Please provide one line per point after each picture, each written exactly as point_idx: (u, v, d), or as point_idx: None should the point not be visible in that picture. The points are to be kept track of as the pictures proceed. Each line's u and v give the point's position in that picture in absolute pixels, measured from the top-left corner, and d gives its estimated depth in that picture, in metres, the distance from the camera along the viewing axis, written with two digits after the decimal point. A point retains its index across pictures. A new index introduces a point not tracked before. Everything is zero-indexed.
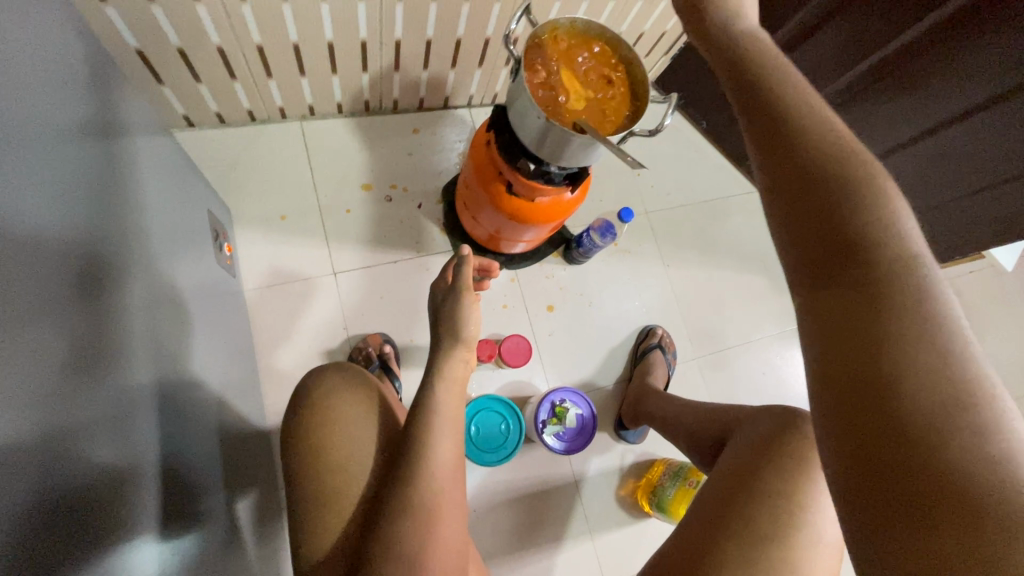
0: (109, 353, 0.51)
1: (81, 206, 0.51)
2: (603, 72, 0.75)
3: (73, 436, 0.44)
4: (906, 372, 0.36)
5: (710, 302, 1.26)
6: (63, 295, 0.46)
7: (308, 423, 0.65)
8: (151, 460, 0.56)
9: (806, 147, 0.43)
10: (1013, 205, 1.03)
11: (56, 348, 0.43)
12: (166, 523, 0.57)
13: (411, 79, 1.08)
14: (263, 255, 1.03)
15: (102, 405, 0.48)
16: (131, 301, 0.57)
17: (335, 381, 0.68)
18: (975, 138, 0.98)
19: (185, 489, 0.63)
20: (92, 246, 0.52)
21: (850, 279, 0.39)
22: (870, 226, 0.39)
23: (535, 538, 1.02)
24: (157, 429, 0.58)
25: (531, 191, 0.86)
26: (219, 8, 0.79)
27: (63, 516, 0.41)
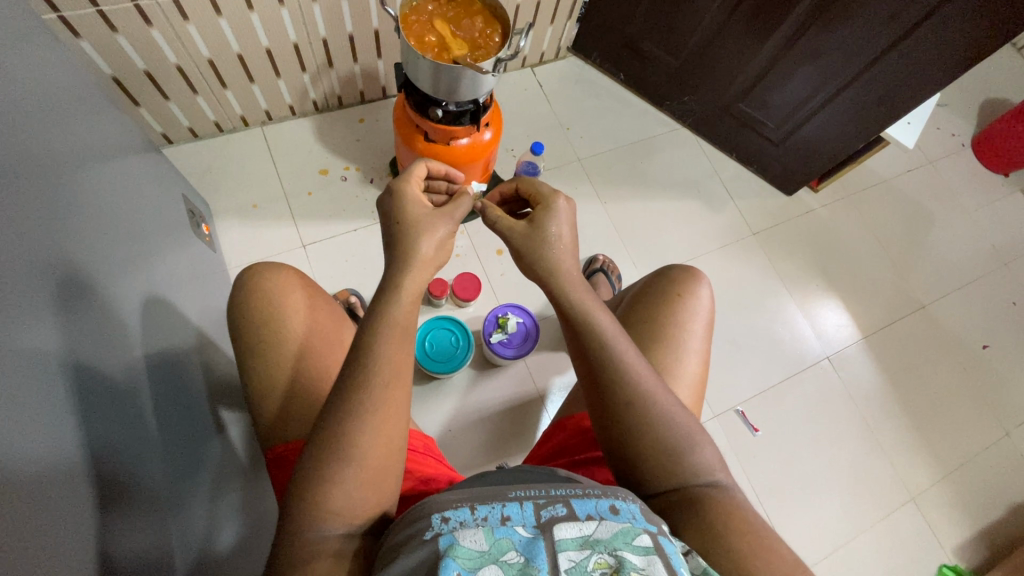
0: (73, 281, 0.64)
1: (53, 174, 0.67)
2: (472, 17, 0.89)
3: (44, 349, 0.55)
4: (665, 435, 0.61)
5: (647, 229, 1.41)
6: (25, 231, 0.59)
7: (244, 307, 0.75)
8: (125, 377, 0.69)
9: (580, 324, 0.65)
10: (890, 81, 1.13)
11: (21, 273, 0.56)
12: (147, 416, 0.72)
13: (346, 73, 1.25)
14: (241, 238, 1.20)
15: (63, 327, 0.60)
16: (99, 250, 0.73)
17: (274, 276, 0.77)
18: (846, 19, 1.09)
19: (163, 399, 0.78)
20: (60, 203, 0.67)
21: (638, 417, 0.61)
22: (630, 380, 0.62)
23: (507, 448, 1.14)
24: (132, 352, 0.73)
25: (444, 135, 1.00)
26: (170, 31, 0.97)
27: (47, 412, 0.53)
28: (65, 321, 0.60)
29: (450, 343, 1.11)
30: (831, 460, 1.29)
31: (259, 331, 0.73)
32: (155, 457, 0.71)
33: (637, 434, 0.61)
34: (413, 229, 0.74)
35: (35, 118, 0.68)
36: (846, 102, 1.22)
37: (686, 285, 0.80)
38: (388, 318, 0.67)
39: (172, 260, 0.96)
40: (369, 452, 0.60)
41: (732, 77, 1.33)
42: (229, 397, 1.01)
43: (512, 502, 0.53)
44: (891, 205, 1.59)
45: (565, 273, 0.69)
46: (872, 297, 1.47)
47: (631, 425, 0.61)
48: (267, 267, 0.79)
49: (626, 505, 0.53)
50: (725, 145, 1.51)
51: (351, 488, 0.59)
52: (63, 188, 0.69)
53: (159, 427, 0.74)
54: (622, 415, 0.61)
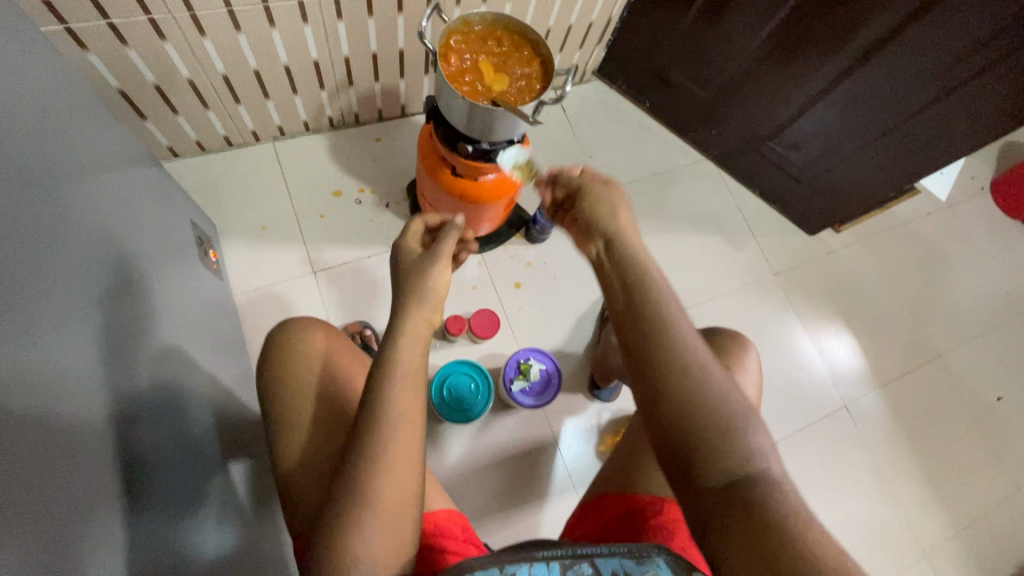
0: (70, 342, 0.57)
1: (55, 217, 0.61)
2: (514, 53, 0.83)
3: (64, 394, 0.53)
4: (726, 433, 0.52)
5: (668, 266, 1.37)
6: (50, 280, 0.56)
7: (275, 362, 0.70)
8: (126, 439, 0.62)
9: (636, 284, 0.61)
10: (927, 133, 1.10)
11: (43, 324, 0.53)
12: (158, 463, 0.68)
13: (366, 91, 1.19)
14: (248, 262, 1.14)
15: (58, 398, 0.52)
16: (104, 292, 0.66)
17: (303, 331, 0.73)
18: (887, 71, 1.05)
19: (174, 449, 0.73)
20: (60, 250, 0.60)
21: (691, 400, 0.54)
22: (686, 355, 0.56)
23: (521, 495, 1.09)
24: (136, 405, 0.66)
25: (472, 170, 0.95)
26: (184, 44, 0.91)
27: (65, 462, 0.51)
28: (54, 391, 0.52)
29: (468, 388, 1.07)
30: (844, 513, 1.26)
31: (287, 394, 0.68)
32: (164, 510, 0.66)
33: (690, 408, 0.53)
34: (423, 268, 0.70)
35: (37, 150, 0.61)
36: (881, 149, 1.19)
37: (734, 353, 0.76)
38: (396, 359, 0.62)
39: (178, 292, 0.89)
40: (384, 502, 0.55)
41: (762, 115, 1.29)
42: (234, 437, 0.95)
43: (539, 563, 0.50)
44: (911, 248, 1.57)
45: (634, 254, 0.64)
46: (888, 343, 1.45)
47: (695, 423, 0.53)
48: (300, 320, 0.75)
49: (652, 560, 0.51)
50: (748, 181, 1.47)
51: (370, 536, 0.54)
52: (67, 230, 0.62)
53: (172, 470, 0.71)
54: (674, 384, 0.54)
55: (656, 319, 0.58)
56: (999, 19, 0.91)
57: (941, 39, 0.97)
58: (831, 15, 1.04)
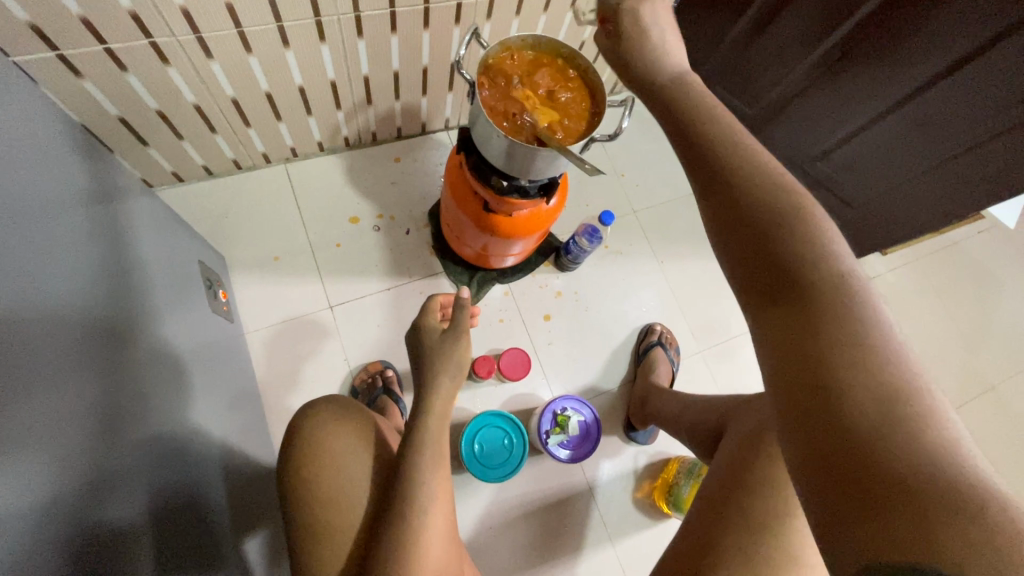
0: (86, 416, 0.53)
1: (38, 290, 0.52)
2: (559, 83, 0.74)
3: (77, 475, 0.50)
4: (807, 275, 0.41)
5: (707, 293, 1.28)
6: (50, 358, 0.51)
7: (299, 459, 0.62)
8: (117, 560, 0.53)
9: (686, 112, 0.50)
10: (996, 167, 0.96)
11: (44, 414, 0.48)
12: (173, 527, 0.63)
13: (386, 110, 1.10)
14: (260, 297, 1.06)
15: (70, 475, 0.49)
16: (98, 370, 0.57)
17: (330, 424, 0.65)
18: (950, 100, 0.95)
19: (185, 529, 0.66)
20: (40, 333, 0.51)
21: (761, 237, 0.44)
22: (752, 181, 0.45)
23: (554, 550, 1.01)
24: (138, 503, 0.58)
25: (505, 206, 0.86)
26: (189, 69, 0.82)
27: (74, 550, 0.48)
28: (13, 543, 0.42)
29: (501, 445, 0.99)
30: None
31: (317, 501, 0.61)
32: None
33: (763, 240, 0.43)
34: (446, 347, 0.70)
35: (21, 216, 0.53)
36: (950, 172, 1.03)
37: None
38: (424, 455, 0.61)
39: (188, 345, 0.81)
40: None
41: (814, 133, 1.19)
42: (248, 496, 0.87)
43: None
44: (960, 270, 1.47)
45: (729, 122, 0.49)
46: (939, 374, 1.36)
47: (818, 336, 0.38)
48: (323, 407, 0.67)
49: None
50: None
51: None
52: (48, 305, 0.53)
53: (187, 535, 0.66)
54: (740, 206, 0.45)
55: (714, 144, 0.47)
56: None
57: (1017, 71, 0.85)
58: (895, 32, 0.94)
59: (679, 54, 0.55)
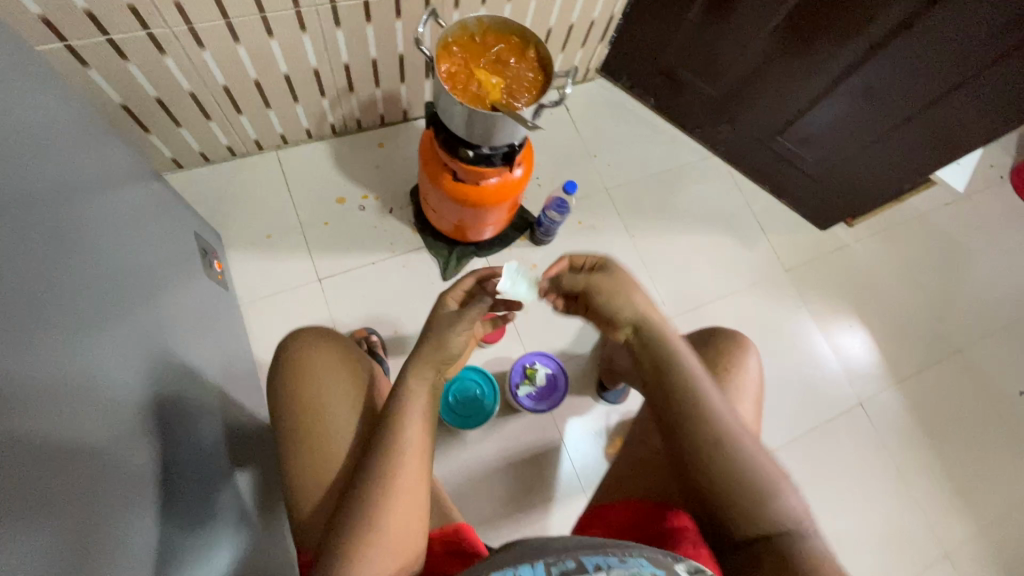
0: (93, 341, 0.61)
1: (50, 231, 0.60)
2: (512, 58, 0.82)
3: (85, 382, 0.56)
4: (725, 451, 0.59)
5: (677, 264, 1.35)
6: (66, 286, 0.59)
7: (287, 374, 0.72)
8: (118, 463, 0.58)
9: (671, 374, 0.64)
10: (936, 128, 1.07)
11: (59, 328, 0.55)
12: (172, 453, 0.70)
13: (367, 97, 1.18)
14: (254, 271, 1.14)
15: (80, 382, 0.56)
16: (99, 310, 0.64)
17: (322, 352, 0.73)
18: (895, 65, 1.03)
19: (182, 459, 0.74)
20: (49, 263, 0.57)
21: (697, 432, 0.60)
22: (696, 408, 0.61)
23: (529, 500, 1.08)
24: (142, 426, 0.65)
25: (473, 175, 0.94)
26: (184, 58, 0.91)
27: (83, 442, 0.54)
28: (37, 420, 0.49)
29: (473, 393, 1.07)
30: (864, 514, 1.23)
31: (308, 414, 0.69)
32: (173, 505, 0.68)
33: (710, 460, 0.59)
34: (452, 327, 0.73)
35: (43, 171, 0.62)
36: (897, 141, 1.14)
37: (735, 355, 0.75)
38: (405, 413, 0.67)
39: (184, 306, 0.89)
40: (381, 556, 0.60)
41: (774, 109, 1.26)
42: (241, 447, 0.95)
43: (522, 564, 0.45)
44: (929, 241, 1.52)
45: (687, 367, 0.64)
46: (907, 340, 1.41)
47: (739, 496, 0.57)
48: (308, 334, 0.76)
49: (637, 557, 0.48)
50: (759, 176, 1.43)
51: (374, 559, 0.59)
52: (54, 244, 0.59)
53: (184, 465, 0.73)
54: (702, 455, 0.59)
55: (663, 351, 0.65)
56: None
57: (949, 36, 0.94)
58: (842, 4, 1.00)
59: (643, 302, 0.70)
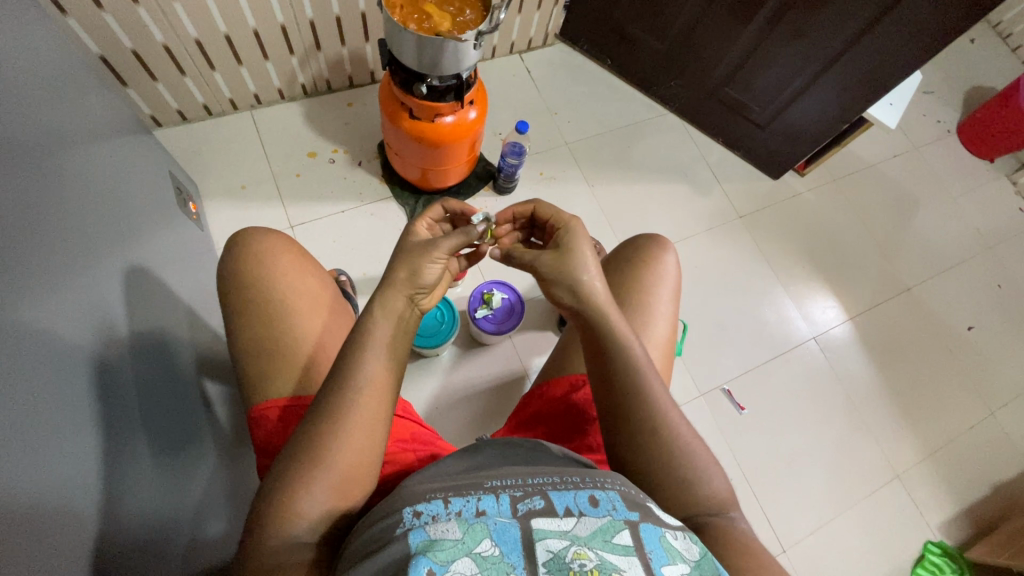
0: (66, 233, 0.67)
1: (27, 129, 0.66)
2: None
3: (60, 259, 0.64)
4: (656, 416, 0.61)
5: (635, 212, 1.42)
6: (41, 180, 0.66)
7: (234, 261, 0.77)
8: (88, 334, 0.66)
9: (611, 357, 0.65)
10: (863, 64, 1.15)
11: (38, 211, 0.63)
12: (139, 350, 0.77)
13: (334, 56, 1.26)
14: (228, 219, 1.21)
15: (55, 259, 0.63)
16: (63, 207, 0.68)
17: (265, 239, 0.80)
18: (821, 4, 1.11)
19: (153, 359, 0.80)
20: (27, 154, 0.64)
21: (632, 399, 0.62)
22: (634, 379, 0.63)
23: (493, 426, 1.14)
24: (98, 323, 0.69)
25: (427, 111, 1.02)
26: (157, 9, 0.98)
27: (59, 306, 0.61)
28: (30, 274, 0.57)
29: (434, 319, 1.12)
30: (816, 439, 1.29)
31: (252, 287, 0.75)
32: (143, 390, 0.75)
33: (644, 433, 0.60)
34: (422, 254, 0.70)
35: (23, 83, 0.69)
36: (829, 81, 1.22)
37: (654, 253, 0.83)
38: (370, 344, 0.63)
39: (158, 236, 0.96)
40: (339, 463, 0.57)
41: (718, 59, 1.34)
42: (216, 370, 1.01)
43: (488, 495, 0.51)
44: (879, 189, 1.60)
45: (627, 343, 0.65)
46: (858, 280, 1.48)
47: (670, 460, 0.59)
48: (255, 232, 0.81)
49: (607, 494, 0.51)
50: (712, 130, 1.52)
51: (318, 494, 0.55)
52: (23, 138, 0.64)
53: (154, 364, 0.80)
54: (632, 422, 0.61)
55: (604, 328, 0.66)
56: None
57: None
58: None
59: (596, 281, 0.70)
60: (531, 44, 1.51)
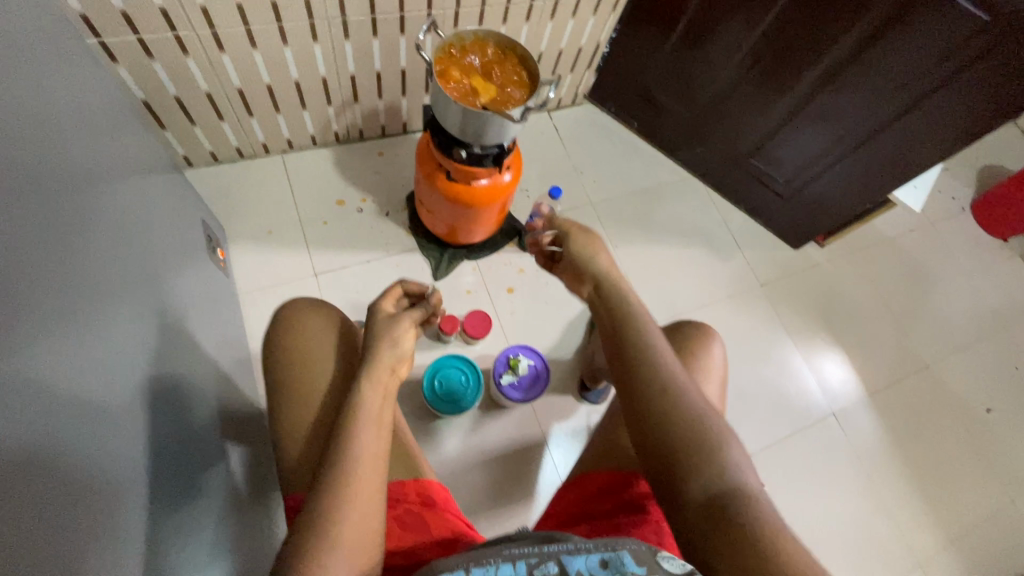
0: (110, 295, 0.66)
1: (83, 189, 0.66)
2: (505, 70, 0.92)
3: (102, 325, 0.62)
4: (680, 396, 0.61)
5: (657, 275, 1.42)
6: (92, 242, 0.65)
7: (283, 332, 0.73)
8: (126, 402, 0.64)
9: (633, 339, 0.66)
10: (894, 148, 1.16)
11: (85, 277, 0.61)
12: (170, 412, 0.75)
13: (370, 108, 1.27)
14: (253, 263, 1.20)
15: (100, 325, 0.61)
16: (105, 268, 0.67)
17: (314, 313, 0.76)
18: (852, 90, 1.13)
19: (181, 420, 0.77)
20: (82, 215, 0.64)
21: (653, 377, 0.63)
22: (655, 362, 0.64)
23: (511, 494, 1.10)
24: (135, 388, 0.67)
25: (465, 175, 1.02)
26: (205, 60, 1.00)
27: (99, 377, 0.59)
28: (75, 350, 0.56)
29: (459, 383, 1.10)
30: (836, 522, 1.26)
31: (298, 368, 0.71)
32: (171, 456, 0.72)
33: (672, 408, 0.60)
34: (391, 329, 0.70)
35: (78, 141, 0.69)
36: (855, 163, 1.25)
37: (701, 342, 0.81)
38: (359, 416, 0.61)
39: (187, 283, 0.94)
40: (344, 539, 0.53)
41: (747, 131, 1.36)
42: (235, 426, 0.98)
43: (505, 563, 0.49)
44: (896, 262, 1.61)
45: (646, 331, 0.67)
46: (877, 355, 1.47)
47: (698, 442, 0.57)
48: (305, 303, 0.77)
49: (620, 556, 0.49)
50: (735, 197, 1.53)
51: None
52: (71, 197, 0.63)
53: (182, 421, 0.77)
54: (661, 399, 0.60)
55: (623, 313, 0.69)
56: (972, 22, 0.94)
57: (893, 64, 1.05)
58: (809, 31, 1.11)
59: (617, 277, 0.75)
60: (560, 103, 1.53)
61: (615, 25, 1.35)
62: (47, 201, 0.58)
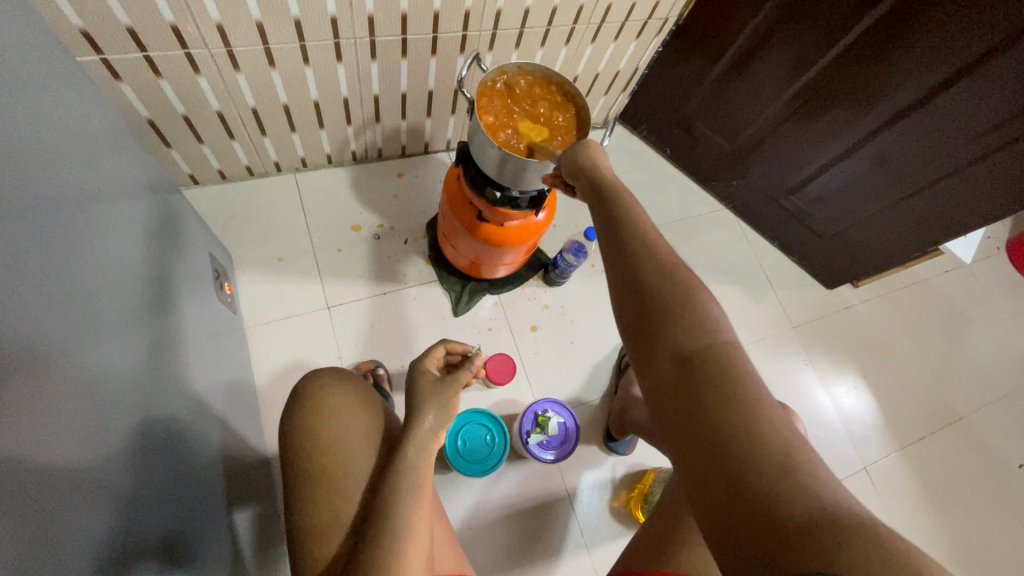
0: (121, 368, 0.58)
1: (91, 246, 0.58)
2: (552, 107, 0.85)
3: (115, 407, 0.55)
4: (670, 293, 0.51)
5: None
6: (101, 310, 0.57)
7: (301, 407, 0.66)
8: (140, 491, 0.56)
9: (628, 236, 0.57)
10: (954, 198, 1.09)
11: (97, 357, 0.54)
12: (180, 486, 0.67)
13: (392, 128, 1.19)
14: (261, 293, 1.12)
15: (109, 411, 0.54)
16: (115, 336, 0.59)
17: (342, 389, 0.68)
18: (911, 137, 1.05)
19: (193, 491, 0.70)
20: (90, 280, 0.56)
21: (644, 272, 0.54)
22: (650, 257, 0.55)
23: (532, 554, 1.03)
24: (146, 471, 0.59)
25: (498, 216, 0.93)
26: (218, 79, 0.91)
27: (112, 471, 0.52)
28: (83, 453, 0.48)
29: (483, 440, 1.03)
30: None
31: (320, 449, 0.64)
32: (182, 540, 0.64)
33: (657, 303, 0.51)
34: (439, 391, 0.70)
35: (87, 188, 0.61)
36: (907, 210, 1.17)
37: None
38: (399, 517, 0.56)
39: (195, 327, 0.86)
40: None
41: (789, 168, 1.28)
42: (244, 481, 0.90)
43: None
44: (930, 305, 1.55)
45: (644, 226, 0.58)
46: (909, 404, 1.41)
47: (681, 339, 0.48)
48: (324, 371, 0.70)
49: None
50: (769, 232, 1.46)
51: None
52: (80, 262, 0.55)
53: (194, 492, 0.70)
54: (649, 295, 0.52)
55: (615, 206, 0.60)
56: None
57: (960, 114, 0.98)
58: (870, 75, 1.03)
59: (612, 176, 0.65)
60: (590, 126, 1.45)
61: (657, 48, 1.27)
62: (51, 277, 0.50)
